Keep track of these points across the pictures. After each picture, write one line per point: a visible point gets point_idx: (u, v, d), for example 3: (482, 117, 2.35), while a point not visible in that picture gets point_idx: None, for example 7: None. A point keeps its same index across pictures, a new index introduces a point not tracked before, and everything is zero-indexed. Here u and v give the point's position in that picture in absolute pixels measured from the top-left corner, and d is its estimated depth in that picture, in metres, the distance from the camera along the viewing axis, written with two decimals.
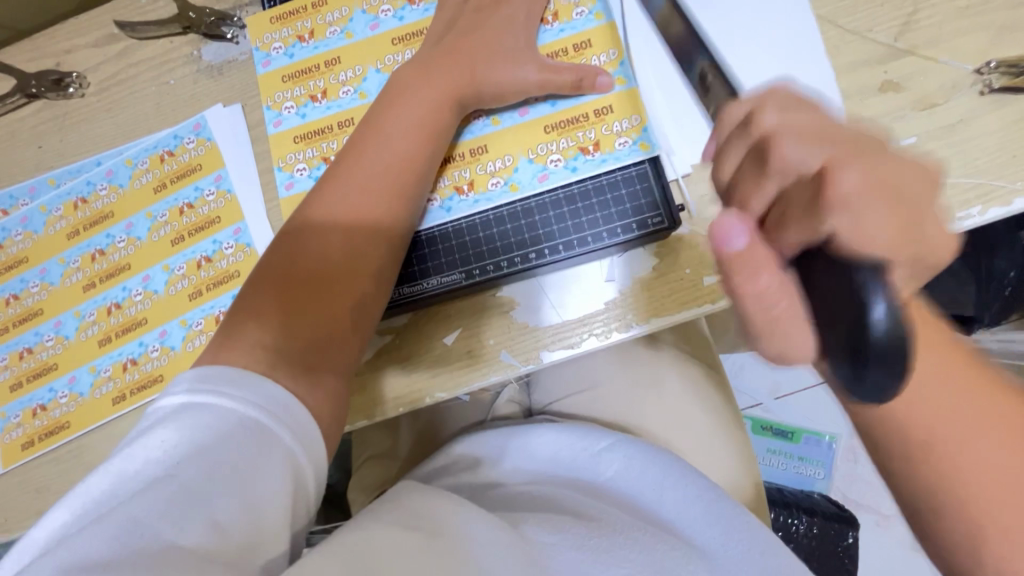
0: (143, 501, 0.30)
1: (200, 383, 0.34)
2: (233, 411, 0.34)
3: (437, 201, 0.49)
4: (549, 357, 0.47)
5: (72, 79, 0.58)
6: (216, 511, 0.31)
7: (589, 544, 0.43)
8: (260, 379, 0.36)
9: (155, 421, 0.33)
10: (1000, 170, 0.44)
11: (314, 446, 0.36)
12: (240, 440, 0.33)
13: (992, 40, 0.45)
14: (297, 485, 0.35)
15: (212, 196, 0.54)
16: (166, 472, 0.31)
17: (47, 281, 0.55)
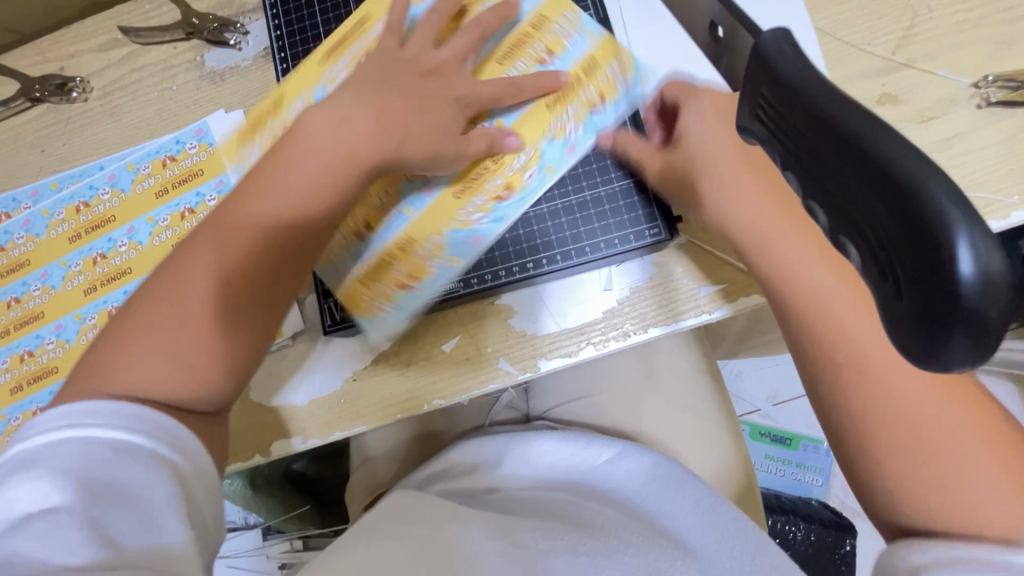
0: (25, 540, 0.29)
1: (55, 420, 0.32)
2: (90, 437, 0.32)
3: (483, 217, 0.47)
4: (546, 365, 0.47)
5: (76, 84, 0.59)
6: (109, 527, 0.30)
7: (584, 549, 0.43)
8: (128, 402, 0.34)
9: (12, 470, 0.31)
10: (997, 184, 0.44)
11: (199, 456, 0.35)
12: (106, 466, 0.31)
13: (990, 54, 0.46)
14: (188, 491, 0.33)
15: (213, 201, 0.54)
16: (41, 509, 0.30)
17: (49, 284, 0.56)
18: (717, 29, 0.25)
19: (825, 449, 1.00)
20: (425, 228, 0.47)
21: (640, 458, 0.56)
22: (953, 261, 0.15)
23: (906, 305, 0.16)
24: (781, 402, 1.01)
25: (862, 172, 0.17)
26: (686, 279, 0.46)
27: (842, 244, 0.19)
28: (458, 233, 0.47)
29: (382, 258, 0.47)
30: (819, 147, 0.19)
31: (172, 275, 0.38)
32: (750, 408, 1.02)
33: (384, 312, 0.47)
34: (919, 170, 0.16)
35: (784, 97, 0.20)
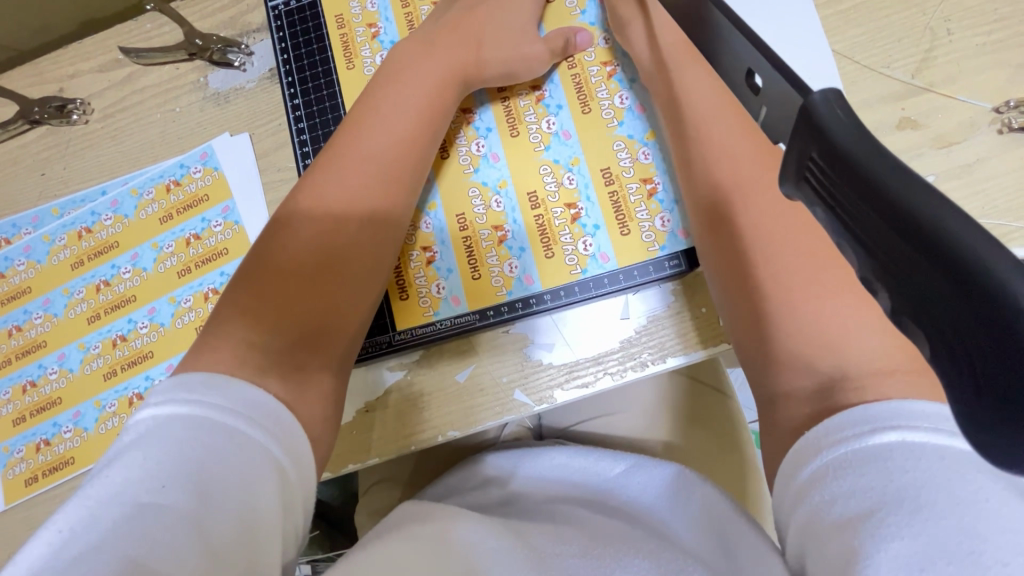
0: (130, 532, 0.27)
1: (186, 393, 0.32)
2: (223, 422, 0.32)
3: (495, 199, 0.48)
4: (562, 396, 0.46)
5: (76, 105, 0.57)
6: (211, 536, 0.28)
7: (593, 553, 0.42)
8: (238, 382, 0.34)
9: (135, 439, 0.31)
10: (1020, 211, 0.43)
11: (301, 455, 0.35)
12: (225, 454, 0.31)
13: (1010, 78, 0.45)
14: (287, 495, 0.33)
15: (219, 227, 0.53)
16: (152, 497, 0.28)
17: (51, 312, 0.54)
18: (756, 77, 0.24)
19: None
20: (468, 190, 0.49)
21: (654, 470, 0.54)
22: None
23: (981, 400, 0.16)
24: None
25: (932, 258, 0.17)
26: (704, 307, 0.45)
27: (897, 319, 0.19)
28: (510, 191, 0.48)
29: (456, 242, 0.48)
30: (879, 227, 0.18)
31: (251, 272, 0.41)
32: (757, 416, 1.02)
33: (582, 254, 0.47)
34: (997, 263, 0.15)
35: (835, 160, 0.19)
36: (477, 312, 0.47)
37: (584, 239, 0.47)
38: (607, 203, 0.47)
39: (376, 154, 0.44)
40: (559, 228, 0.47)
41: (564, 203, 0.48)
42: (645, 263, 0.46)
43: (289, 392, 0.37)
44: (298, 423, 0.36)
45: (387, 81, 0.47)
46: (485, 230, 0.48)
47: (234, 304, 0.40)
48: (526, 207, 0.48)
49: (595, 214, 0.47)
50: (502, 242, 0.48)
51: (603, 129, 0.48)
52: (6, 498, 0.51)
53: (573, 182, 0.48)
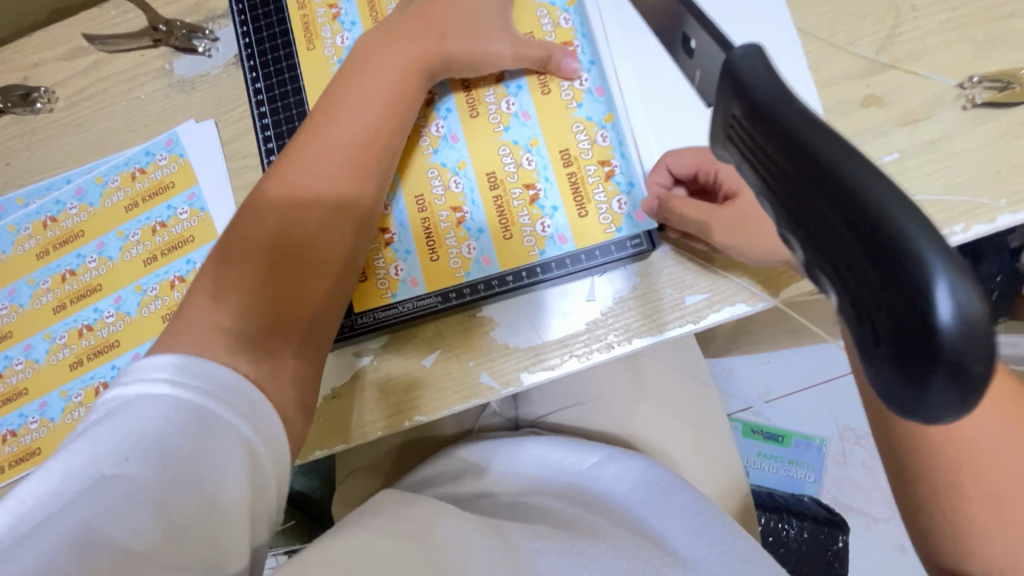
0: (96, 505, 0.29)
1: (155, 371, 0.33)
2: (190, 402, 0.32)
3: (455, 181, 0.48)
4: (529, 378, 0.46)
5: (41, 94, 0.57)
6: (172, 511, 0.30)
7: (573, 550, 0.42)
8: (209, 360, 0.34)
9: (107, 414, 0.32)
10: (984, 186, 0.43)
11: (273, 434, 0.35)
12: (189, 430, 0.31)
13: (975, 54, 0.45)
14: (256, 476, 0.33)
15: (185, 214, 0.53)
16: (118, 470, 0.30)
17: (17, 302, 0.54)
18: (693, 39, 0.24)
19: (817, 445, 1.00)
20: (425, 171, 0.48)
21: (628, 462, 0.55)
22: (934, 303, 0.15)
23: (883, 351, 0.16)
24: (773, 400, 1.00)
25: (831, 206, 0.17)
26: (670, 287, 0.45)
27: (812, 271, 0.19)
28: (470, 171, 0.48)
29: (414, 223, 0.48)
30: (788, 176, 0.19)
31: (214, 254, 0.41)
32: (742, 405, 1.01)
33: (540, 235, 0.46)
34: (903, 216, 0.16)
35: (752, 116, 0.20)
36: (439, 294, 0.47)
37: (542, 220, 0.47)
38: (565, 183, 0.47)
39: (335, 135, 0.44)
40: (518, 209, 0.47)
41: (522, 184, 0.47)
42: (607, 244, 0.46)
43: (257, 372, 0.36)
44: (269, 405, 0.36)
45: (352, 64, 0.46)
46: (444, 211, 0.48)
47: (198, 292, 0.39)
48: (484, 188, 0.48)
49: (554, 194, 0.47)
50: (460, 223, 0.47)
51: (562, 110, 0.48)
52: None
53: (532, 162, 0.47)
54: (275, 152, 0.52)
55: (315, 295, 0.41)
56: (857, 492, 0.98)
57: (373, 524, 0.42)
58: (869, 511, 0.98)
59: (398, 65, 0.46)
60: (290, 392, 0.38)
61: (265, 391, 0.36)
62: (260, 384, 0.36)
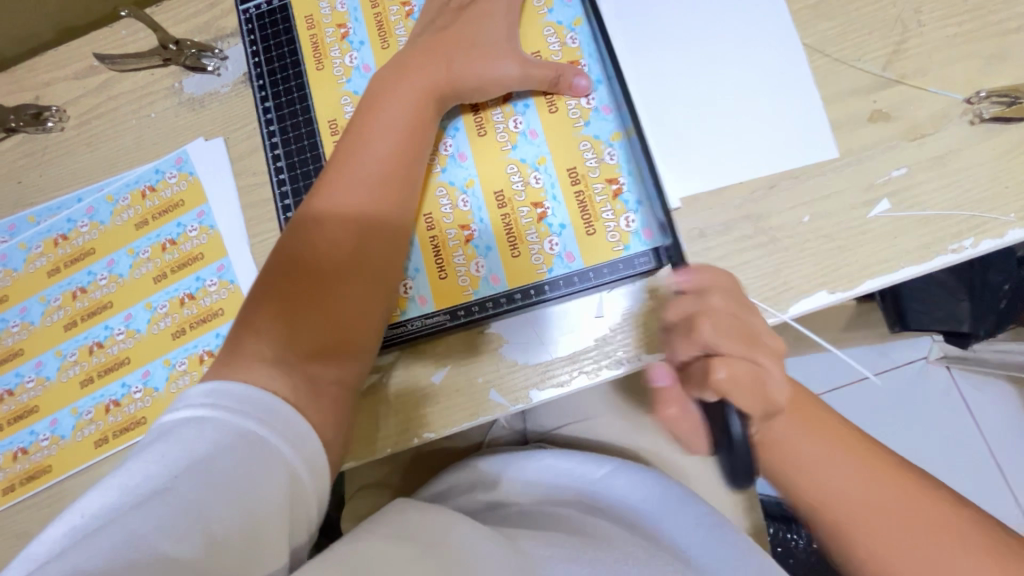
0: (139, 515, 0.29)
1: (198, 395, 0.35)
2: (231, 421, 0.34)
3: (464, 198, 0.48)
4: (537, 395, 0.46)
5: (52, 113, 0.57)
6: (212, 522, 0.30)
7: (583, 559, 0.42)
8: (251, 385, 0.36)
9: (156, 438, 0.33)
10: (992, 201, 0.43)
11: (314, 456, 0.36)
12: (238, 451, 0.32)
13: (982, 69, 0.45)
14: (296, 497, 0.34)
15: (194, 231, 0.53)
16: (163, 485, 0.30)
17: (28, 320, 0.54)
18: None
19: None
20: (433, 189, 0.49)
21: (641, 474, 0.54)
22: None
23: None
24: None
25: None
26: None
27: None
28: (477, 189, 0.48)
29: (423, 241, 0.48)
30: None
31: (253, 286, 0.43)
32: None
33: (548, 253, 0.47)
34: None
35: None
36: (448, 312, 0.47)
37: (550, 238, 0.47)
38: (573, 201, 0.47)
39: (360, 163, 0.45)
40: (525, 227, 0.47)
41: (530, 202, 0.47)
42: (614, 261, 0.46)
43: (297, 396, 0.38)
44: (311, 428, 0.37)
45: (371, 92, 0.47)
46: (451, 229, 0.48)
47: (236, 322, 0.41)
48: (492, 207, 0.48)
49: (561, 212, 0.47)
50: (468, 241, 0.48)
51: (569, 129, 0.48)
52: None
53: (540, 180, 0.48)
54: (284, 171, 0.52)
55: (343, 321, 0.42)
56: None
57: (384, 530, 0.41)
58: None
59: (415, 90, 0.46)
60: (330, 414, 0.39)
61: (306, 415, 0.37)
62: (298, 406, 0.37)
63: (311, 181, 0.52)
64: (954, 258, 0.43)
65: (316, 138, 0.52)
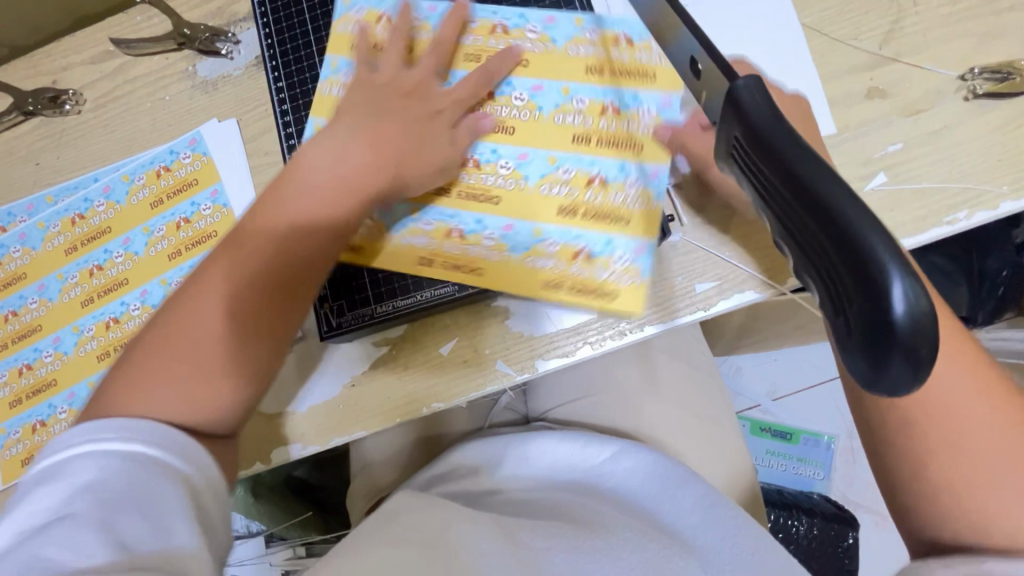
0: (40, 545, 0.30)
1: (75, 436, 0.34)
2: (115, 449, 0.33)
3: (541, 162, 0.48)
4: (544, 365, 0.47)
5: (69, 96, 0.59)
6: (122, 533, 0.31)
7: (584, 546, 0.43)
8: (143, 418, 0.36)
9: (33, 485, 0.33)
10: (986, 175, 0.44)
11: (210, 468, 0.36)
12: (126, 473, 0.33)
13: (975, 47, 0.46)
14: (201, 506, 0.34)
15: (208, 210, 0.54)
16: (58, 515, 0.31)
17: (46, 297, 0.56)
18: (699, 65, 0.26)
19: (826, 442, 1.00)
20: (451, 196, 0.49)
21: (639, 457, 0.55)
22: (887, 299, 0.17)
23: (856, 343, 0.19)
24: (781, 397, 1.02)
25: (823, 227, 0.19)
26: (680, 276, 0.46)
27: (802, 277, 0.22)
28: (564, 156, 0.48)
29: (520, 210, 0.48)
30: (780, 193, 0.21)
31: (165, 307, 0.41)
32: (750, 403, 1.04)
33: (648, 121, 0.47)
34: (873, 235, 0.18)
35: (753, 141, 0.22)
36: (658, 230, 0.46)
37: (639, 114, 0.48)
38: (613, 79, 0.49)
39: (310, 192, 0.44)
40: (619, 128, 0.48)
41: (584, 132, 0.48)
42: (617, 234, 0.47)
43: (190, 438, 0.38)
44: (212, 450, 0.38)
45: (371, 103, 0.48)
46: (528, 190, 0.48)
47: (160, 337, 0.39)
48: (561, 144, 0.48)
49: (625, 92, 0.48)
50: (600, 183, 0.47)
51: (567, 65, 0.49)
52: (3, 478, 0.53)
53: (585, 100, 0.49)
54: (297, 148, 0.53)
55: (281, 323, 0.42)
56: (866, 489, 0.98)
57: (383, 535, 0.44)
58: (879, 508, 0.97)
59: (386, 132, 0.47)
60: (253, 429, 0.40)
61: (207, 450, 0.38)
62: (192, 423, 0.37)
63: None
64: (948, 230, 0.44)
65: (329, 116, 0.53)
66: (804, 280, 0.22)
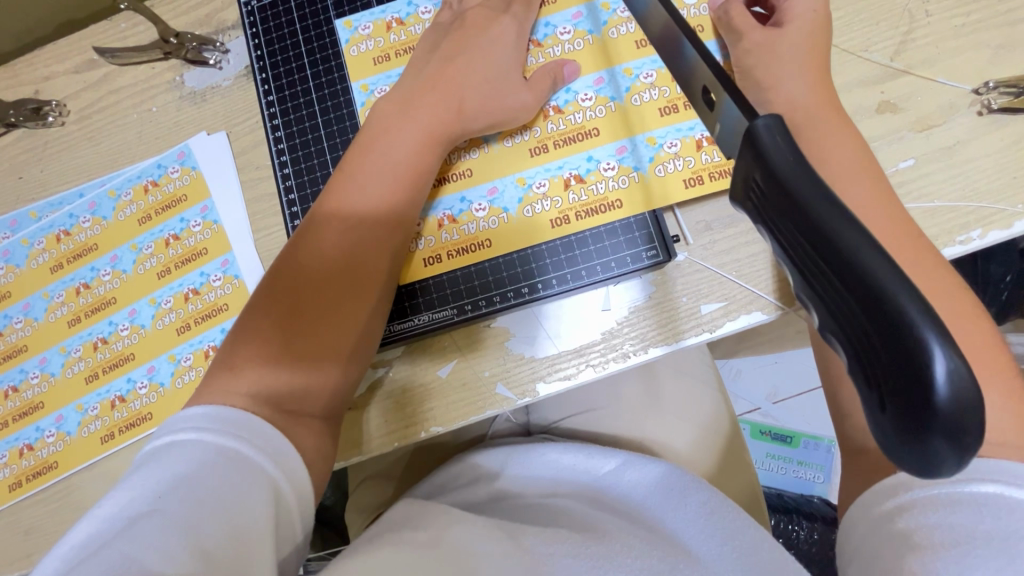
0: (128, 536, 0.30)
1: (183, 422, 0.36)
2: (214, 443, 0.35)
3: (620, 78, 0.48)
4: (544, 388, 0.45)
5: (51, 107, 0.57)
6: (203, 536, 0.31)
7: (587, 552, 0.42)
8: (239, 411, 0.37)
9: (139, 466, 0.34)
10: (1000, 192, 0.43)
11: (296, 474, 0.37)
12: (221, 469, 0.34)
13: (990, 59, 0.45)
14: (280, 516, 0.35)
15: (198, 227, 0.53)
16: (150, 507, 0.32)
17: (31, 316, 0.54)
18: (711, 95, 0.25)
19: (827, 446, 0.99)
20: (542, 141, 0.48)
21: (646, 467, 0.54)
22: (928, 375, 0.16)
23: (888, 420, 0.17)
24: (781, 401, 1.02)
25: (852, 289, 0.18)
26: (685, 297, 0.45)
27: (825, 336, 0.20)
28: (638, 63, 0.48)
29: (622, 133, 0.47)
30: (803, 246, 0.20)
31: (246, 304, 0.43)
32: (750, 407, 1.03)
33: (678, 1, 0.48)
34: (907, 301, 0.17)
35: (774, 188, 0.20)
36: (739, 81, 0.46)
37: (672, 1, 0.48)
38: None
39: (373, 172, 0.44)
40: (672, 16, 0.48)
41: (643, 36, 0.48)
42: (621, 255, 0.46)
43: (275, 417, 0.38)
44: (297, 455, 0.38)
45: (373, 125, 0.46)
46: (621, 109, 0.47)
47: (237, 342, 0.41)
48: (629, 57, 0.48)
49: None
50: None
51: None
52: None
53: (623, 11, 0.49)
54: (287, 165, 0.51)
55: (350, 322, 0.42)
56: None
57: (382, 540, 0.42)
58: None
59: (437, 94, 0.46)
60: (313, 442, 0.40)
61: (288, 436, 0.38)
62: (285, 430, 0.38)
63: (315, 176, 0.51)
64: (961, 249, 0.43)
65: (320, 132, 0.51)
66: (828, 339, 0.20)
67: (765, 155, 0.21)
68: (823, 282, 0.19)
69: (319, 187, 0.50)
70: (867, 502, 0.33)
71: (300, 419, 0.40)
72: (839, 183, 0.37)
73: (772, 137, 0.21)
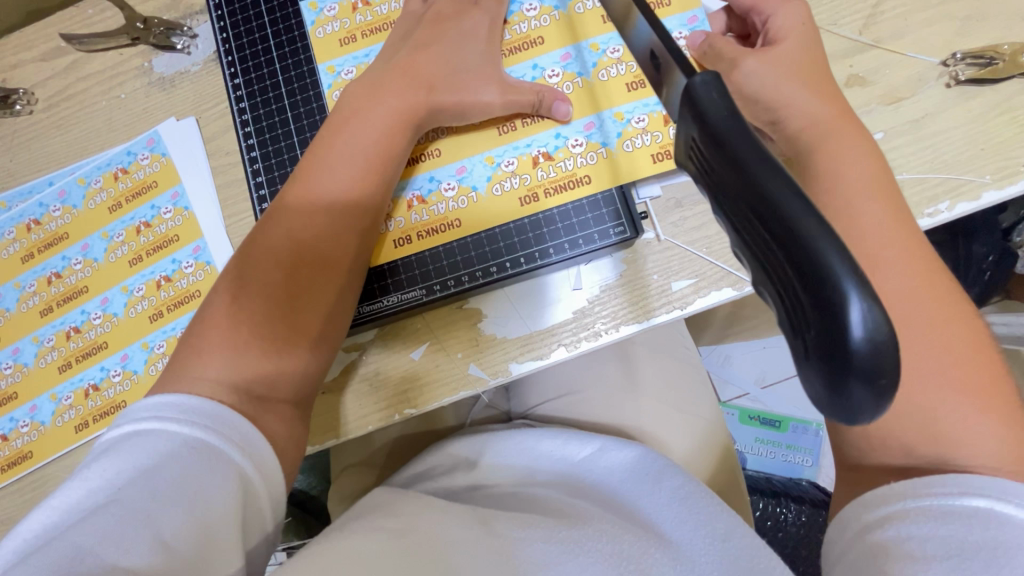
0: (86, 528, 0.31)
1: (142, 410, 0.35)
2: (173, 433, 0.34)
3: (588, 53, 0.47)
4: (517, 368, 0.45)
5: (19, 96, 0.56)
6: (162, 528, 0.31)
7: (557, 536, 0.42)
8: (202, 399, 0.36)
9: (98, 455, 0.34)
10: (969, 164, 0.43)
11: (265, 462, 0.37)
12: (184, 459, 0.33)
13: (958, 30, 0.45)
14: (249, 503, 0.35)
15: (168, 214, 0.52)
16: (107, 499, 0.32)
17: (3, 306, 0.54)
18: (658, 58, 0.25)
19: (814, 429, 0.99)
20: (510, 119, 0.47)
21: (621, 452, 0.54)
22: (846, 324, 0.16)
23: (813, 367, 0.17)
24: (769, 385, 1.02)
25: (777, 241, 0.18)
26: (656, 274, 0.45)
27: (760, 291, 0.20)
28: (606, 37, 0.47)
29: (590, 108, 0.47)
30: (737, 202, 0.19)
31: (215, 287, 0.42)
32: (739, 392, 1.03)
33: None
34: (831, 250, 0.17)
35: (711, 144, 0.20)
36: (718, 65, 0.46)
37: None
38: None
39: (340, 153, 0.44)
40: None
41: None
42: (589, 231, 0.45)
43: (244, 404, 0.37)
44: (265, 440, 0.37)
45: (341, 107, 0.46)
46: (588, 84, 0.47)
47: (200, 326, 0.40)
48: (596, 31, 0.48)
49: None
50: None
51: None
52: None
53: None
54: (254, 148, 0.51)
55: (318, 305, 0.42)
56: None
57: (355, 526, 0.42)
58: None
59: (402, 75, 0.46)
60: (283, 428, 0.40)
61: (257, 424, 0.37)
62: (253, 418, 0.37)
63: (283, 159, 0.50)
64: (930, 222, 0.43)
65: (287, 114, 0.51)
66: (762, 295, 0.20)
67: (703, 111, 0.20)
68: (754, 234, 0.19)
69: (287, 169, 0.50)
70: (850, 514, 0.32)
71: (269, 405, 0.39)
72: (804, 153, 0.37)
73: (711, 92, 0.20)
